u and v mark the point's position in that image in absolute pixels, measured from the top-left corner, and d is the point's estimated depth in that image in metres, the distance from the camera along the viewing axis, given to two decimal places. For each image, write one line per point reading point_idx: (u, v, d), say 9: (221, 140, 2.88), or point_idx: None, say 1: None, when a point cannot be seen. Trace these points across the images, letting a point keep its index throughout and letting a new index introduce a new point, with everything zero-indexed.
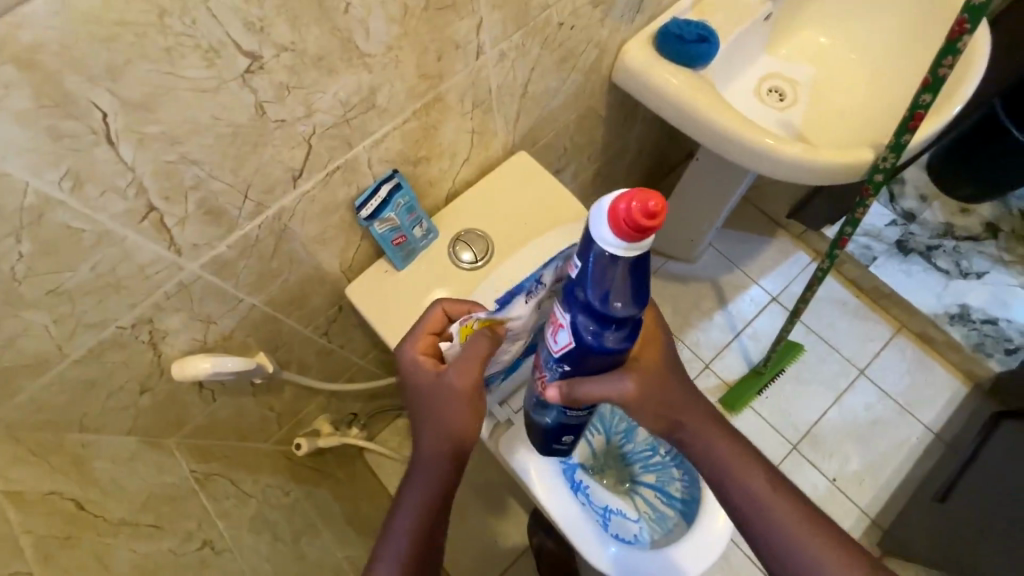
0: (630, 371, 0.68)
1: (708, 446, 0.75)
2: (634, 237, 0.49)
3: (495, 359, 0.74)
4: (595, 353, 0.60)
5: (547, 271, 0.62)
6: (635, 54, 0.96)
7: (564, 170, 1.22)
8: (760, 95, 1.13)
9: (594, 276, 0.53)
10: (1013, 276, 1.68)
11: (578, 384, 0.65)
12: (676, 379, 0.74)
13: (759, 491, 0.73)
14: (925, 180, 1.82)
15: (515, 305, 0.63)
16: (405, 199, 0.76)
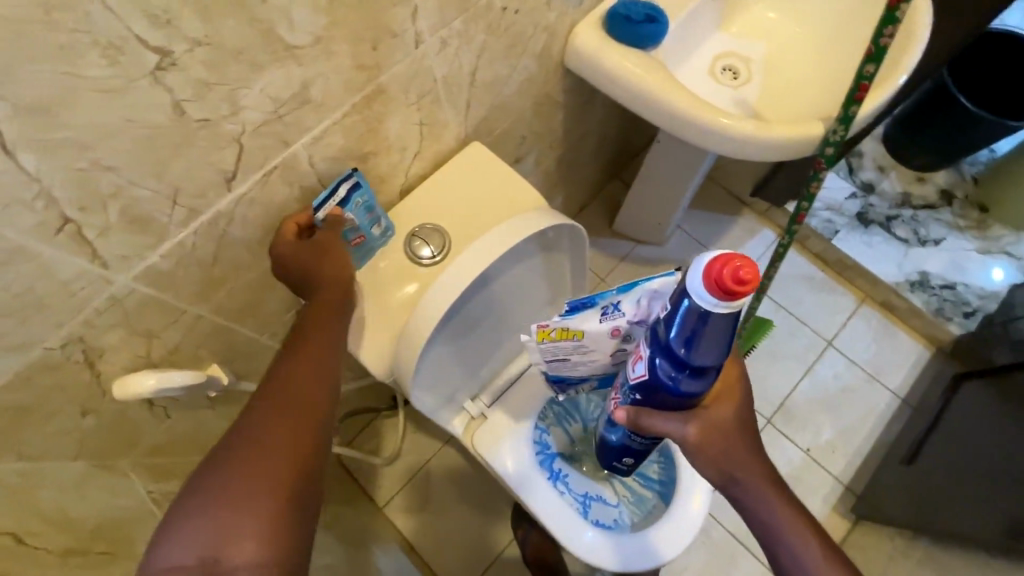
0: (698, 418, 0.78)
1: (763, 507, 0.79)
2: (724, 292, 0.58)
3: (568, 364, 0.88)
4: (668, 390, 0.72)
5: (627, 302, 0.76)
6: (585, 37, 0.95)
7: (525, 159, 1.21)
8: (714, 74, 1.13)
9: (681, 323, 0.64)
10: (969, 241, 1.73)
11: (644, 413, 0.76)
12: (743, 439, 0.81)
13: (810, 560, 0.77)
14: (882, 151, 1.85)
15: (590, 319, 0.79)
16: (365, 197, 0.74)
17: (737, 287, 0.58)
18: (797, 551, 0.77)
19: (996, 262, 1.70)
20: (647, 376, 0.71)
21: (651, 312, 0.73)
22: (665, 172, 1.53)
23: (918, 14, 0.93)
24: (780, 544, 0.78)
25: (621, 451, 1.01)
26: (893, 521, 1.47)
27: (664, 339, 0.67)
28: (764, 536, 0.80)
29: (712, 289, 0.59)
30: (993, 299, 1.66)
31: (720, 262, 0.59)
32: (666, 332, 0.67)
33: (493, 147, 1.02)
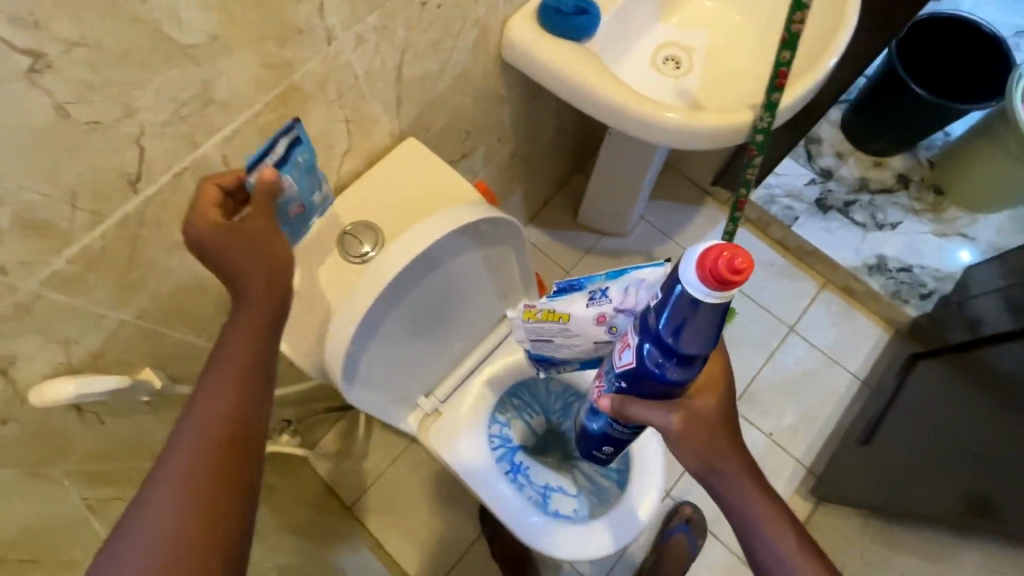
0: (679, 409, 0.79)
1: (743, 500, 0.78)
2: (716, 284, 0.61)
3: (555, 344, 0.94)
4: (656, 377, 0.75)
5: (614, 289, 0.81)
6: (518, 30, 0.94)
7: (473, 154, 1.21)
8: (656, 65, 1.13)
9: (671, 312, 0.66)
10: (924, 224, 1.76)
11: (628, 401, 0.80)
12: (725, 431, 0.82)
13: (789, 555, 0.75)
14: (840, 138, 1.88)
15: (576, 302, 0.85)
16: (305, 155, 0.70)
17: (730, 276, 0.61)
18: (775, 542, 0.76)
19: (951, 244, 1.73)
20: (635, 363, 0.75)
21: (637, 301, 0.78)
22: (622, 164, 1.53)
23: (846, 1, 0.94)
24: (759, 537, 0.76)
25: (600, 440, 1.01)
26: (852, 500, 1.49)
27: (653, 328, 0.71)
28: (741, 526, 0.79)
29: (705, 278, 0.62)
30: (948, 280, 1.70)
31: (715, 250, 0.61)
32: (656, 321, 0.70)
33: (433, 143, 1.02)
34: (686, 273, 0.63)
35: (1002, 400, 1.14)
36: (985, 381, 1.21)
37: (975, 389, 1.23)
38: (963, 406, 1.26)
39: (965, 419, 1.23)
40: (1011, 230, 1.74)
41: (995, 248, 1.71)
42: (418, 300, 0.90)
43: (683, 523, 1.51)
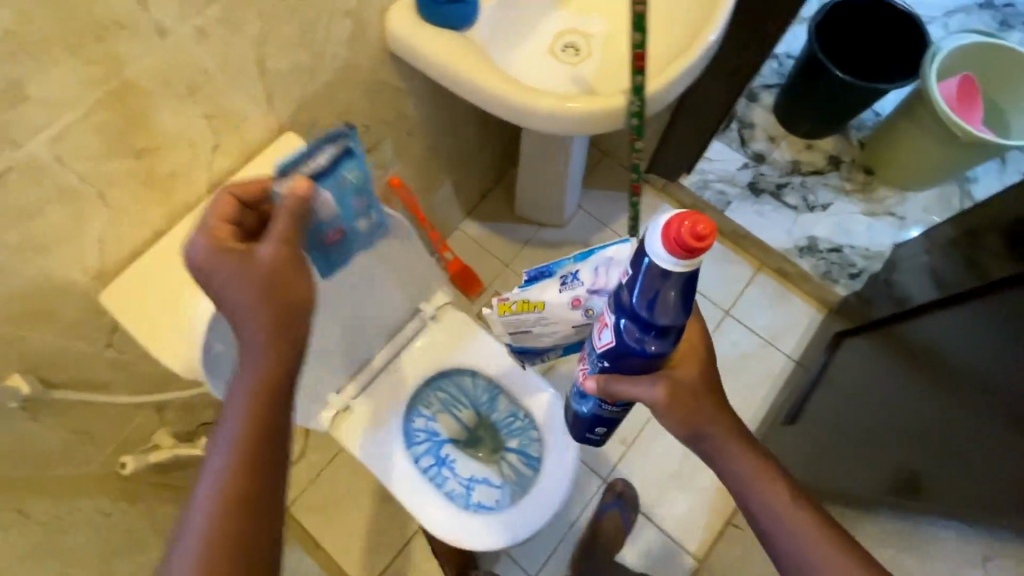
0: (661, 380, 0.79)
1: (731, 459, 0.81)
2: (682, 252, 0.62)
3: (531, 334, 0.97)
4: (636, 353, 0.75)
5: (584, 271, 0.85)
6: (397, 20, 0.94)
7: (380, 147, 1.20)
8: (555, 52, 1.12)
9: (642, 285, 0.67)
10: (855, 204, 1.78)
11: (614, 380, 0.80)
12: (710, 393, 0.82)
13: (778, 507, 0.78)
14: (773, 121, 1.89)
15: (549, 287, 0.88)
16: (354, 174, 0.81)
17: (694, 242, 0.61)
18: (766, 500, 0.79)
19: (881, 223, 1.75)
20: (615, 342, 0.75)
21: (608, 279, 0.82)
22: (546, 153, 1.53)
23: None
24: (748, 491, 0.80)
25: (590, 423, 1.00)
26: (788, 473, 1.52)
27: (627, 303, 0.71)
28: (737, 488, 0.81)
29: (671, 249, 0.63)
30: (877, 259, 1.72)
31: (679, 220, 0.63)
32: (630, 296, 0.70)
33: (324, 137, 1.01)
34: (652, 246, 0.64)
35: (942, 369, 1.15)
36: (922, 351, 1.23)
37: (917, 361, 1.24)
38: (905, 380, 1.27)
39: (909, 391, 1.24)
40: (938, 207, 1.76)
41: (922, 226, 1.74)
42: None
43: (615, 496, 1.53)
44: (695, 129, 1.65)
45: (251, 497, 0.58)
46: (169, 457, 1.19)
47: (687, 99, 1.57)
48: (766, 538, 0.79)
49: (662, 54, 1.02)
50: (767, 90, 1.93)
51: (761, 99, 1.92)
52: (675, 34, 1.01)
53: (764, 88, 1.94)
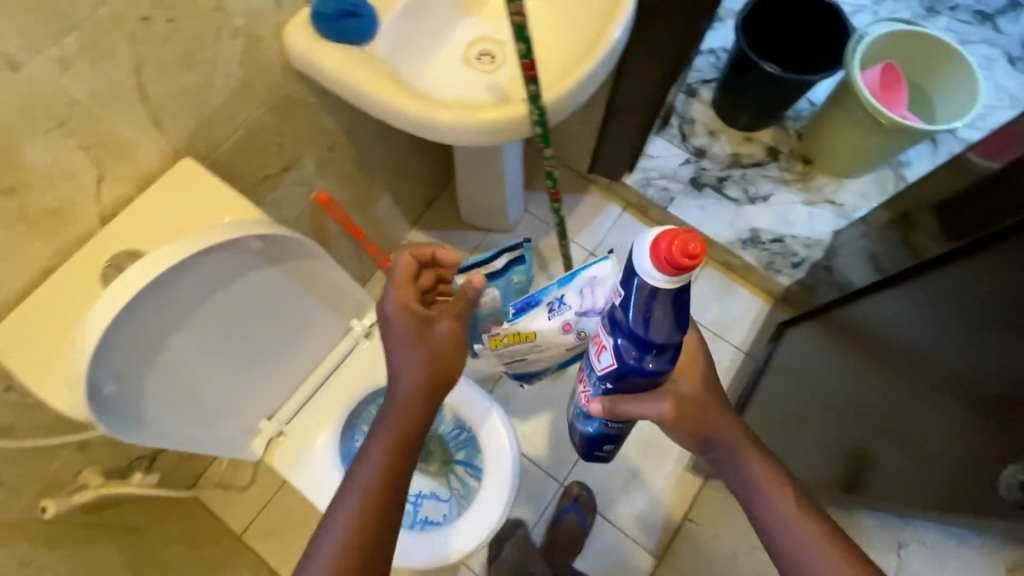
0: (667, 395, 0.82)
1: (741, 466, 0.84)
2: (673, 270, 0.65)
3: (531, 358, 1.07)
4: (635, 372, 0.77)
5: (569, 295, 0.94)
6: (295, 36, 0.91)
7: (300, 165, 1.18)
8: (468, 60, 1.11)
9: (635, 305, 0.70)
10: (794, 193, 1.81)
11: (619, 400, 0.82)
12: (716, 404, 0.85)
13: (786, 514, 0.81)
14: (712, 116, 1.91)
15: (539, 315, 0.96)
16: (519, 275, 1.12)
17: (685, 260, 0.64)
18: (775, 506, 0.81)
19: (819, 211, 1.78)
20: (615, 363, 0.77)
21: (595, 300, 0.90)
22: (481, 160, 1.52)
23: None
24: (756, 497, 0.83)
25: (600, 440, 1.06)
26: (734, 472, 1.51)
27: (623, 322, 0.73)
28: (746, 497, 0.84)
29: (662, 267, 0.66)
30: (817, 247, 1.75)
31: (668, 238, 0.65)
32: (625, 316, 0.73)
33: (230, 158, 0.99)
34: (642, 264, 0.67)
35: (883, 350, 1.17)
36: (861, 334, 1.26)
37: (857, 342, 1.27)
38: (849, 363, 1.29)
39: (854, 374, 1.26)
40: (873, 193, 1.80)
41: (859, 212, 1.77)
42: (207, 321, 0.87)
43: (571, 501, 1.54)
44: (629, 127, 1.65)
45: (380, 517, 0.74)
46: (97, 495, 1.15)
47: (620, 98, 1.57)
48: (773, 544, 0.81)
49: (569, 58, 1.01)
50: (705, 85, 1.95)
51: (700, 95, 1.94)
52: (581, 37, 1.01)
53: (702, 83, 1.96)
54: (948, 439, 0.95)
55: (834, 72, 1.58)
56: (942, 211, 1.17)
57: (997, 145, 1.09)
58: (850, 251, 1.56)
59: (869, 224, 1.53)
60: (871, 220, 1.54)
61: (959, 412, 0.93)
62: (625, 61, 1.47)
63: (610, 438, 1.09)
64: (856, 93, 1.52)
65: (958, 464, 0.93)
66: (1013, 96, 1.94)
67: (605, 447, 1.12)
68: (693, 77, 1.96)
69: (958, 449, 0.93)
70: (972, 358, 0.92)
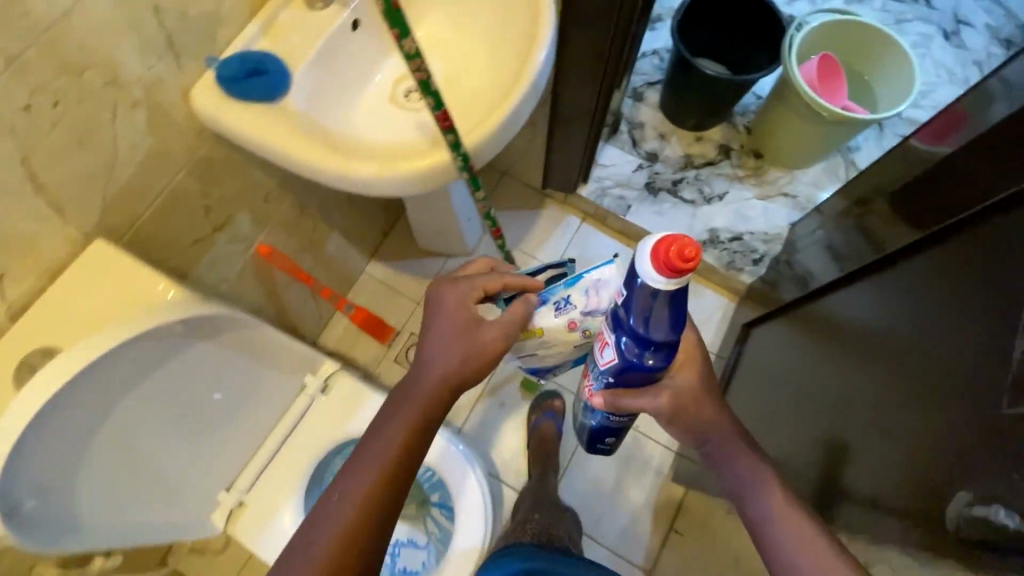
0: (665, 390, 0.84)
1: (735, 458, 0.87)
2: (671, 273, 0.63)
3: (538, 358, 1.02)
4: (635, 368, 0.78)
5: (576, 295, 0.93)
6: (202, 99, 0.87)
7: (233, 223, 1.13)
8: (396, 98, 1.08)
9: (636, 305, 0.70)
10: (748, 189, 1.81)
11: (618, 394, 0.84)
12: (711, 401, 0.88)
13: (776, 508, 0.82)
14: (661, 118, 1.90)
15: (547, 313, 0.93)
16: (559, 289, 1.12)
17: (683, 265, 0.63)
18: (764, 498, 0.84)
19: (775, 205, 1.79)
20: (616, 358, 0.77)
21: (601, 301, 0.92)
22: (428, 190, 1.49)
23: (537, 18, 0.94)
24: (748, 489, 0.85)
25: (603, 433, 1.06)
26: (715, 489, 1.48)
27: (624, 320, 0.73)
28: (737, 486, 0.87)
29: (661, 269, 0.64)
30: (776, 241, 1.75)
31: (667, 241, 0.63)
32: (627, 315, 0.73)
33: (151, 229, 0.94)
34: (643, 269, 0.66)
35: (864, 349, 1.10)
36: (842, 332, 1.19)
37: (832, 343, 1.22)
38: (829, 364, 1.23)
39: (834, 375, 1.20)
40: (825, 181, 1.81)
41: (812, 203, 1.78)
42: (123, 422, 0.81)
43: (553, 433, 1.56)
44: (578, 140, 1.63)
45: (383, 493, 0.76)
46: None
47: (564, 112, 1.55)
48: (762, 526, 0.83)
49: (496, 92, 0.99)
50: (652, 88, 1.94)
51: (647, 98, 1.93)
52: (504, 71, 0.99)
53: (648, 86, 1.95)
54: (914, 433, 0.88)
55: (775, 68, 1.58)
56: (894, 199, 1.18)
57: (942, 126, 1.10)
58: (807, 243, 1.56)
59: (822, 217, 1.53)
60: (824, 211, 1.54)
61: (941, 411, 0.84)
62: (565, 76, 1.45)
63: (614, 433, 1.09)
64: (797, 86, 1.52)
65: (926, 469, 0.83)
66: (950, 71, 1.97)
67: (607, 440, 1.12)
68: (638, 80, 1.96)
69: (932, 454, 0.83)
70: (962, 342, 0.82)
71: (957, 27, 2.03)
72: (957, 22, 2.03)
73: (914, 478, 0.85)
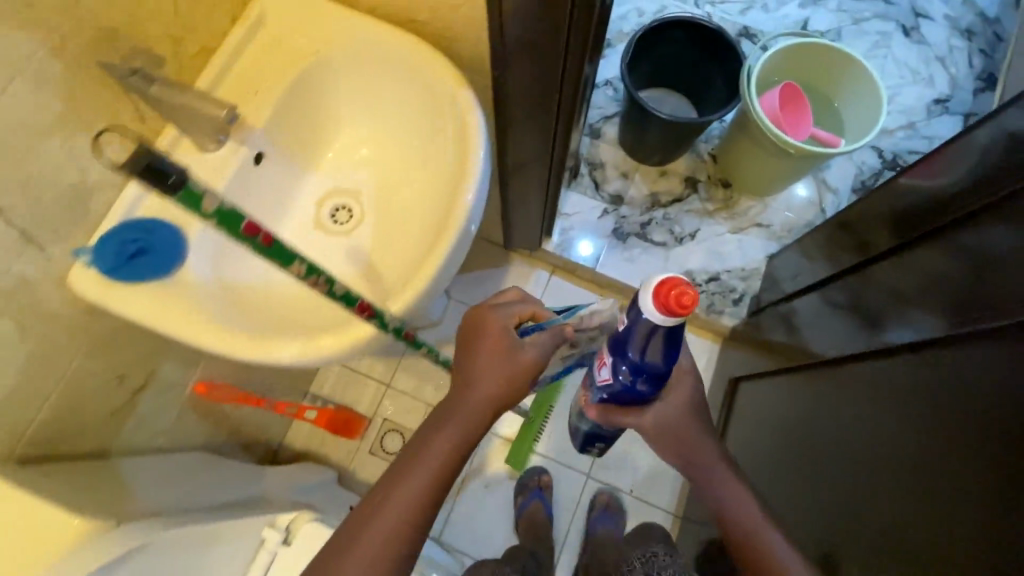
0: (651, 413, 0.83)
1: (713, 476, 0.90)
2: (668, 313, 0.64)
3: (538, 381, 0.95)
4: (628, 390, 0.75)
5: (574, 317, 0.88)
6: (84, 283, 0.74)
7: (159, 376, 1.01)
8: (322, 223, 0.96)
9: (636, 335, 0.68)
10: (721, 224, 1.72)
11: (609, 409, 0.83)
12: (699, 424, 0.87)
13: (750, 513, 0.88)
14: (622, 155, 1.80)
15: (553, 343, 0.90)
16: None
17: (678, 308, 0.63)
18: (738, 509, 0.88)
19: (749, 238, 1.71)
20: (610, 380, 0.74)
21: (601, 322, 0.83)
22: None
23: (467, 137, 0.83)
24: (726, 505, 0.89)
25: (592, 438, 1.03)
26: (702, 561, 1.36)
27: (621, 345, 0.71)
28: (712, 501, 0.90)
29: (659, 304, 0.64)
30: (754, 277, 1.67)
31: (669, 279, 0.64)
32: (625, 339, 0.71)
33: (52, 426, 0.81)
34: (643, 300, 0.65)
35: (856, 386, 0.99)
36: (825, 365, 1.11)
37: (812, 405, 1.13)
38: (809, 399, 1.15)
39: (822, 407, 1.09)
40: (799, 207, 1.73)
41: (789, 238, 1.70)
42: None
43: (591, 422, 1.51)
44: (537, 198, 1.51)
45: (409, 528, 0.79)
46: None
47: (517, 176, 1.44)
48: (741, 538, 0.86)
49: (432, 215, 0.88)
50: (609, 122, 1.84)
51: (605, 133, 1.82)
52: (439, 192, 0.88)
53: (605, 120, 1.84)
54: (910, 457, 0.80)
55: (737, 104, 1.47)
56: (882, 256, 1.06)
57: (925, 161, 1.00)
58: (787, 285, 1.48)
59: (801, 257, 1.46)
60: (800, 250, 1.47)
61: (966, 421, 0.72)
62: None
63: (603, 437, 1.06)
64: (763, 125, 1.42)
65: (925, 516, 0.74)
66: (914, 69, 1.89)
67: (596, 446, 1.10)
68: (593, 115, 1.84)
69: (960, 479, 0.70)
70: (1015, 350, 0.68)
71: (915, 21, 1.94)
72: (915, 14, 1.95)
73: (947, 520, 0.70)
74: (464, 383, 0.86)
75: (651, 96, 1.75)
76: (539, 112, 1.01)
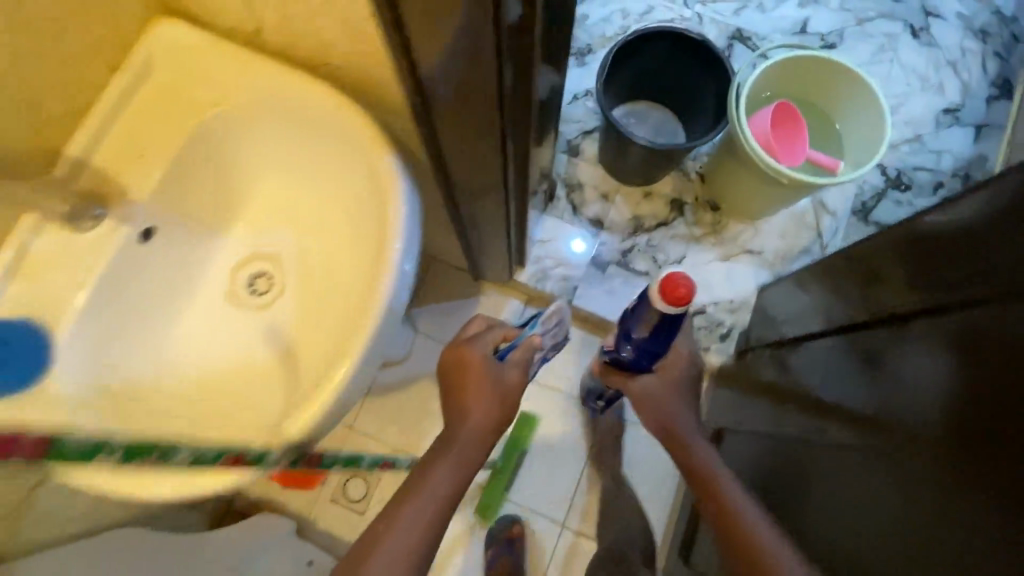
0: (651, 379, 1.00)
1: (691, 438, 1.01)
2: (664, 303, 0.77)
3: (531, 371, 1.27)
4: (625, 357, 0.97)
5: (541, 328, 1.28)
6: None
7: None
8: (236, 296, 0.84)
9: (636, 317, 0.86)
10: (709, 252, 1.60)
11: (604, 367, 1.08)
12: (680, 394, 1.01)
13: (710, 465, 0.97)
14: (602, 174, 1.66)
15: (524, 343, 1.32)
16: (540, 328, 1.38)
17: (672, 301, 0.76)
18: (702, 460, 0.98)
19: (739, 267, 1.58)
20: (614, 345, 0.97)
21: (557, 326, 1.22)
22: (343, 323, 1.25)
23: (387, 206, 0.73)
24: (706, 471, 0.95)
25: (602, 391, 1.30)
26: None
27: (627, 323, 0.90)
28: (680, 452, 1.01)
29: (660, 295, 0.78)
30: (743, 311, 1.55)
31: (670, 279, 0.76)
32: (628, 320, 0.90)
33: None
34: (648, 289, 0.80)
35: (834, 423, 0.89)
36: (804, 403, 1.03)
37: (786, 455, 1.02)
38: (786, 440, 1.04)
39: (797, 446, 1.00)
40: (795, 232, 1.59)
41: (783, 269, 1.58)
42: None
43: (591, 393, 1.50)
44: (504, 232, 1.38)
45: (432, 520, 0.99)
46: None
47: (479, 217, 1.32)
48: (705, 487, 0.93)
49: (354, 295, 0.77)
50: (588, 137, 1.70)
51: (584, 150, 1.69)
52: (362, 268, 0.76)
53: (584, 135, 1.70)
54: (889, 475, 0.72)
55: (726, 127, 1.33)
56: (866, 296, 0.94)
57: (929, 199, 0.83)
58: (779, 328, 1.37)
59: (792, 296, 1.33)
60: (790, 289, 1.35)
61: (949, 460, 0.63)
62: None
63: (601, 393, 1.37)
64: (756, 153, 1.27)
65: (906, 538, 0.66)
66: (923, 76, 1.73)
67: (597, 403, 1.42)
68: (571, 130, 1.70)
69: (931, 526, 0.63)
70: (1002, 364, 0.60)
71: (925, 21, 1.77)
72: (926, 14, 1.78)
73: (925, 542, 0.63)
74: (463, 412, 1.10)
75: (632, 113, 1.60)
76: (486, 164, 0.88)
